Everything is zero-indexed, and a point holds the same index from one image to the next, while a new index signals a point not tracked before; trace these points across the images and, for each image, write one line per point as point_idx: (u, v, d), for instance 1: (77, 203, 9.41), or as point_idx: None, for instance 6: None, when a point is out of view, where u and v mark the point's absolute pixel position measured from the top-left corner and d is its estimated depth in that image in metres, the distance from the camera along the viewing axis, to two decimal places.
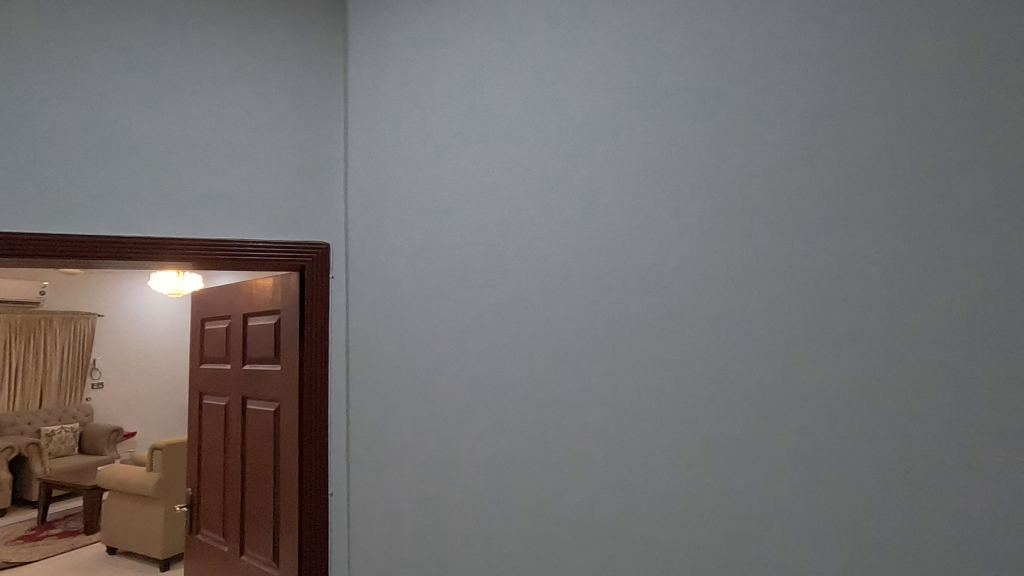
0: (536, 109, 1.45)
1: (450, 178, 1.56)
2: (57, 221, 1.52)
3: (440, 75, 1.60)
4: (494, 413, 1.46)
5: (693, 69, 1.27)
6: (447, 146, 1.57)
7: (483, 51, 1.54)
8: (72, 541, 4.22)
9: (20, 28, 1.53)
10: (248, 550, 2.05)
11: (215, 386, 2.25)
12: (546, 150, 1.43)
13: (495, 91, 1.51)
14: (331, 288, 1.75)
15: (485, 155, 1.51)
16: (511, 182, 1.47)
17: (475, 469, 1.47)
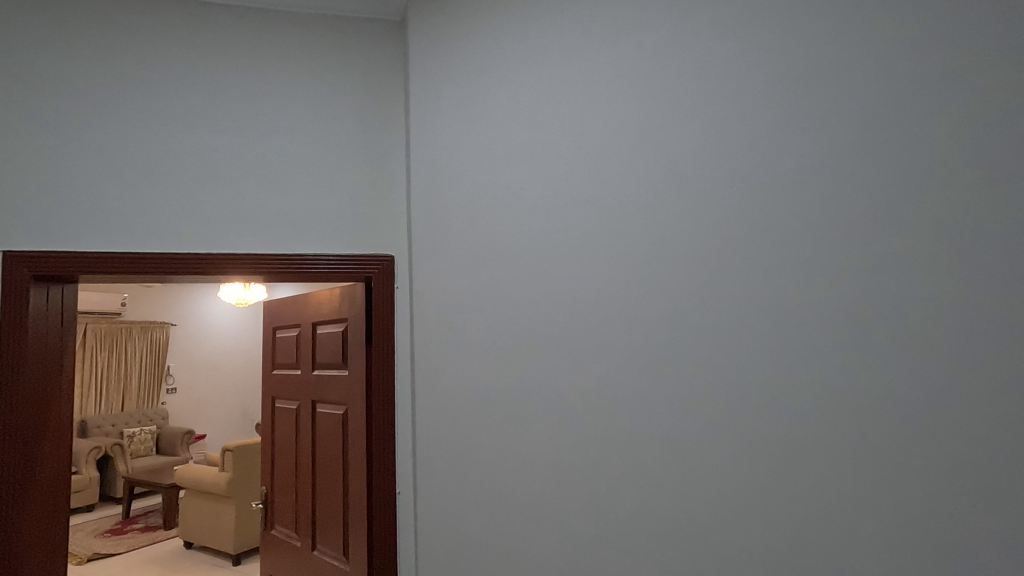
0: (587, 121, 1.50)
1: (506, 191, 1.63)
2: (150, 239, 1.69)
3: (496, 93, 1.68)
4: (551, 415, 1.50)
5: (730, 65, 1.25)
6: (503, 160, 1.64)
7: (535, 69, 1.61)
8: (153, 536, 4.53)
9: (118, 67, 1.71)
10: (320, 546, 2.17)
11: (287, 391, 2.39)
12: (596, 160, 1.48)
13: (548, 107, 1.58)
14: (393, 298, 1.85)
15: (539, 167, 1.58)
16: (564, 193, 1.53)
17: (534, 472, 1.52)
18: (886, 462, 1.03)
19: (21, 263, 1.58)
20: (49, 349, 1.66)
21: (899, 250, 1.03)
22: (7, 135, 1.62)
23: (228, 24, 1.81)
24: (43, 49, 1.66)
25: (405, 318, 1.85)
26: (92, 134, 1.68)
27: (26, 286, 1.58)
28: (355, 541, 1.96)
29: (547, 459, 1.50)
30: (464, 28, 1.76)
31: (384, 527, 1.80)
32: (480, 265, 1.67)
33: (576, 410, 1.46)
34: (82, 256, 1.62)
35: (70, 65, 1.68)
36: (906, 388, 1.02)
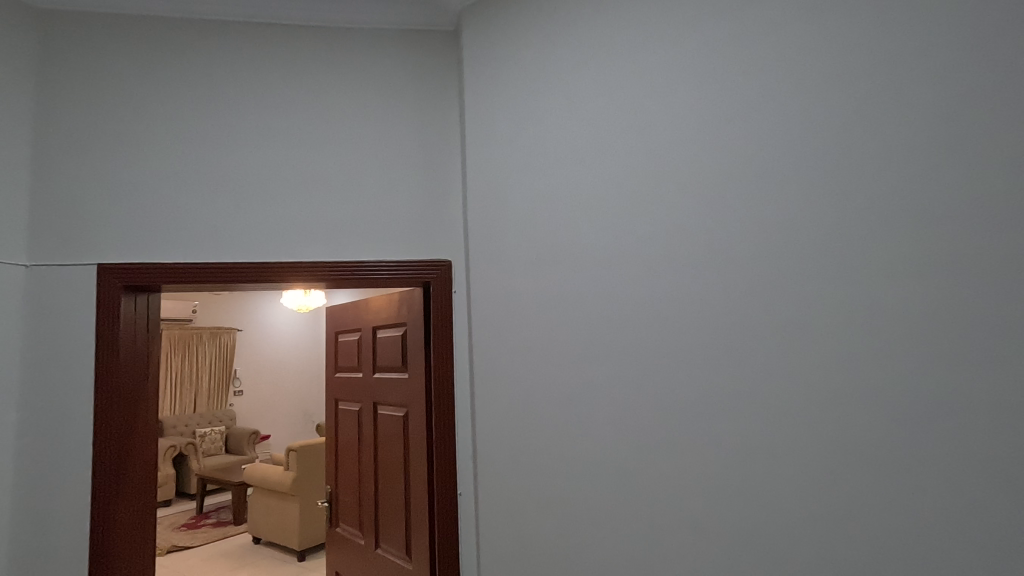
0: (643, 121, 1.49)
1: (564, 194, 1.63)
2: (224, 249, 1.78)
3: (551, 96, 1.68)
4: (614, 418, 1.49)
5: (796, 65, 1.25)
6: (559, 163, 1.65)
7: (591, 71, 1.60)
8: (224, 531, 4.77)
9: (195, 88, 1.82)
10: (383, 544, 2.23)
11: (349, 393, 2.48)
12: (653, 161, 1.46)
13: (603, 109, 1.57)
14: (452, 302, 1.88)
15: (595, 168, 1.57)
16: (622, 195, 1.51)
17: (595, 476, 1.51)
18: (972, 464, 1.01)
19: (112, 274, 1.71)
20: (137, 354, 1.78)
21: (981, 247, 1.02)
22: (101, 156, 1.75)
23: (294, 42, 1.89)
24: (129, 75, 1.79)
25: (464, 322, 1.88)
26: (173, 153, 1.79)
27: (116, 296, 1.71)
28: (417, 540, 2.00)
29: (610, 464, 1.49)
30: (519, 34, 1.77)
31: (447, 527, 1.83)
32: (537, 269, 1.68)
33: (639, 414, 1.44)
34: (165, 267, 1.73)
35: (152, 89, 1.80)
36: (989, 387, 1.00)
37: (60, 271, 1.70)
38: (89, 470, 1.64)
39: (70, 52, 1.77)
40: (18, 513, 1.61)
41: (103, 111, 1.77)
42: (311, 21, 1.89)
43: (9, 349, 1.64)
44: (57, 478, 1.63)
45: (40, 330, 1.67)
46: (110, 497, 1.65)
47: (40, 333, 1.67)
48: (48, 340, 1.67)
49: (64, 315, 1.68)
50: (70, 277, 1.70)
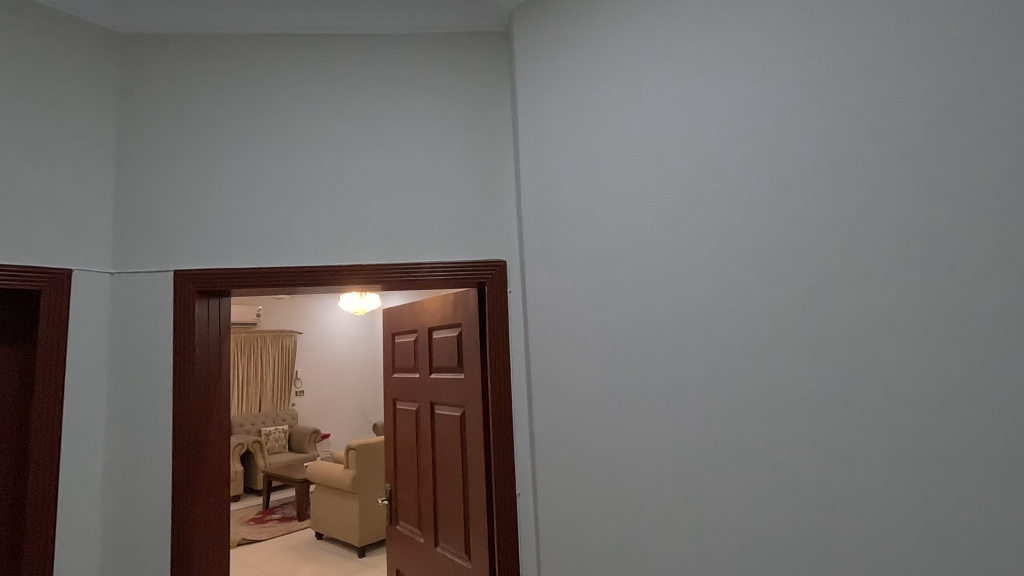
0: (704, 111, 1.44)
1: (622, 189, 1.59)
2: (289, 255, 1.84)
3: (606, 90, 1.65)
4: (679, 420, 1.44)
5: (875, 46, 1.18)
6: (616, 159, 1.61)
7: (647, 63, 1.56)
8: (289, 526, 4.97)
9: (260, 100, 1.90)
10: (442, 543, 2.25)
11: (407, 393, 2.52)
12: (718, 153, 1.41)
13: (661, 101, 1.53)
14: (508, 302, 1.88)
15: (654, 162, 1.53)
16: (684, 189, 1.47)
17: (660, 477, 1.47)
18: None
19: (189, 280, 1.80)
20: (210, 355, 1.87)
21: None
22: (176, 168, 1.85)
23: (351, 51, 1.94)
24: (198, 91, 1.89)
25: (520, 322, 1.87)
26: (241, 162, 1.87)
27: (191, 300, 1.80)
28: (477, 540, 2.01)
29: (676, 467, 1.44)
30: (572, 28, 1.75)
31: (506, 527, 1.82)
32: (594, 267, 1.65)
33: (707, 415, 1.39)
34: (234, 272, 1.81)
35: (221, 103, 1.89)
36: None
37: (143, 279, 1.80)
38: (169, 466, 1.74)
39: (147, 72, 1.88)
40: (108, 505, 1.72)
41: (177, 126, 1.87)
42: (367, 29, 1.94)
43: (98, 351, 1.76)
44: (142, 473, 1.73)
45: (125, 333, 1.78)
46: (188, 491, 1.74)
47: (124, 337, 1.78)
48: (131, 343, 1.78)
49: (145, 319, 1.79)
50: (150, 283, 1.80)
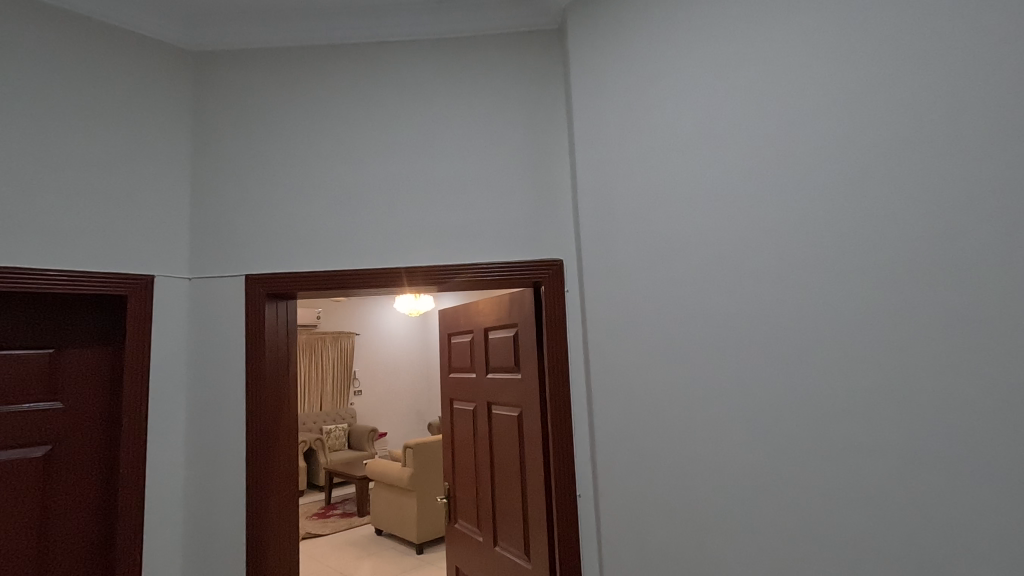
0: (766, 99, 1.38)
1: (684, 183, 1.54)
2: (349, 257, 1.90)
3: (661, 83, 1.61)
4: (745, 420, 1.39)
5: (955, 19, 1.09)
6: (673, 152, 1.57)
7: (704, 54, 1.52)
8: (350, 521, 5.13)
9: (321, 108, 1.96)
10: (501, 542, 2.26)
11: (464, 393, 2.54)
12: (780, 143, 1.34)
13: (720, 90, 1.47)
14: (565, 301, 1.86)
15: (714, 154, 1.48)
16: (747, 181, 1.41)
17: (727, 481, 1.41)
18: None
19: (257, 283, 1.88)
20: (280, 355, 1.95)
21: None
22: (245, 178, 1.94)
23: (407, 56, 1.98)
24: (263, 103, 1.97)
25: (576, 321, 1.85)
26: (304, 170, 1.94)
27: (261, 303, 1.88)
28: (537, 540, 2.00)
29: (744, 469, 1.38)
30: (627, 20, 1.71)
31: (566, 527, 1.80)
32: (654, 263, 1.61)
33: (774, 416, 1.33)
34: (300, 275, 1.88)
35: (283, 114, 1.96)
36: None
37: (215, 283, 1.90)
38: (244, 462, 1.82)
39: (218, 87, 1.98)
40: (189, 497, 1.82)
41: (245, 137, 1.96)
42: (421, 33, 1.96)
43: (178, 352, 1.86)
44: (219, 468, 1.83)
45: (201, 334, 1.88)
46: (261, 486, 1.82)
47: (200, 338, 1.88)
48: (207, 344, 1.88)
49: (219, 321, 1.88)
50: (223, 287, 1.90)
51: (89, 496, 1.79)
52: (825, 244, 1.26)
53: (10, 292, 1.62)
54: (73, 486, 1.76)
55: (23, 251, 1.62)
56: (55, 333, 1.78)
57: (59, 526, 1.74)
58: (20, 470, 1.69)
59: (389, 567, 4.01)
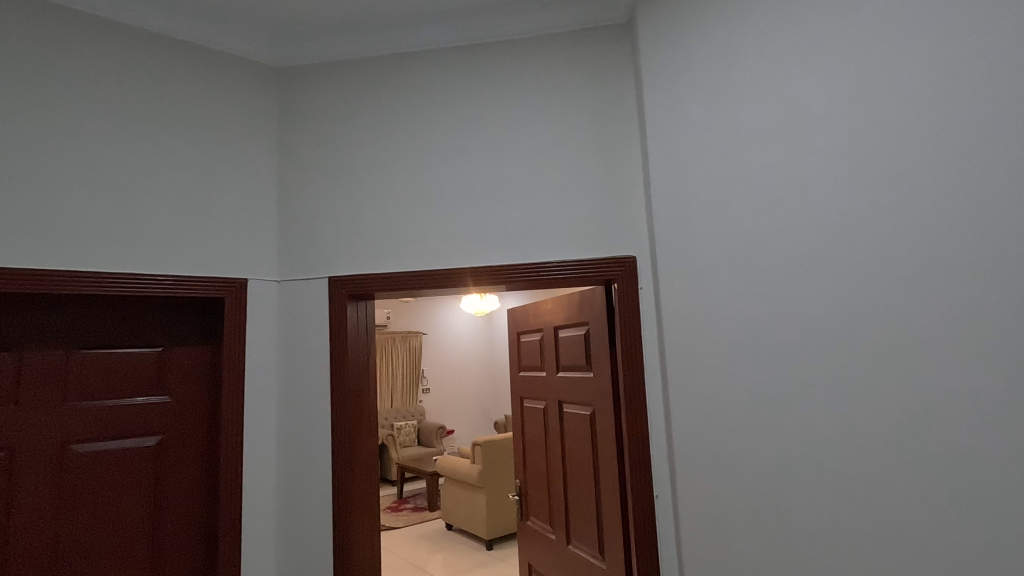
0: (865, 89, 1.33)
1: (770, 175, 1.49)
2: (425, 258, 1.95)
3: (745, 74, 1.56)
4: (846, 421, 1.34)
5: None
6: (759, 145, 1.52)
7: (792, 42, 1.47)
8: (421, 515, 5.28)
9: (397, 115, 2.04)
10: (575, 540, 2.25)
11: (535, 391, 2.56)
12: (882, 134, 1.30)
13: (812, 81, 1.42)
14: (639, 299, 1.83)
15: (806, 146, 1.43)
16: (843, 173, 1.36)
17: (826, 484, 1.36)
18: None
19: (340, 285, 1.98)
20: (361, 354, 2.04)
21: None
22: (327, 184, 2.05)
23: (477, 60, 2.01)
24: (344, 113, 2.07)
25: (651, 319, 1.81)
26: (382, 175, 2.02)
27: (343, 305, 1.97)
28: (612, 541, 1.98)
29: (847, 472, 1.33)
30: (702, 9, 1.67)
31: (644, 528, 1.76)
32: (735, 258, 1.57)
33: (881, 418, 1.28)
34: (379, 277, 1.96)
35: (362, 122, 2.05)
36: None
37: (302, 285, 2.01)
38: (330, 455, 1.92)
39: (300, 99, 2.10)
40: (280, 488, 1.94)
41: (327, 147, 2.06)
42: (492, 36, 2.00)
43: (269, 350, 1.99)
44: (307, 460, 1.93)
45: (289, 334, 2.00)
46: (347, 477, 1.91)
47: (290, 338, 2.00)
48: (295, 343, 1.99)
49: (306, 321, 1.99)
50: (309, 289, 2.01)
51: (194, 483, 1.93)
52: (938, 240, 1.21)
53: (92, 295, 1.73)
54: (181, 474, 1.92)
55: (136, 259, 1.79)
56: (163, 333, 1.95)
57: (170, 511, 1.90)
58: (136, 458, 1.86)
59: (461, 561, 4.10)
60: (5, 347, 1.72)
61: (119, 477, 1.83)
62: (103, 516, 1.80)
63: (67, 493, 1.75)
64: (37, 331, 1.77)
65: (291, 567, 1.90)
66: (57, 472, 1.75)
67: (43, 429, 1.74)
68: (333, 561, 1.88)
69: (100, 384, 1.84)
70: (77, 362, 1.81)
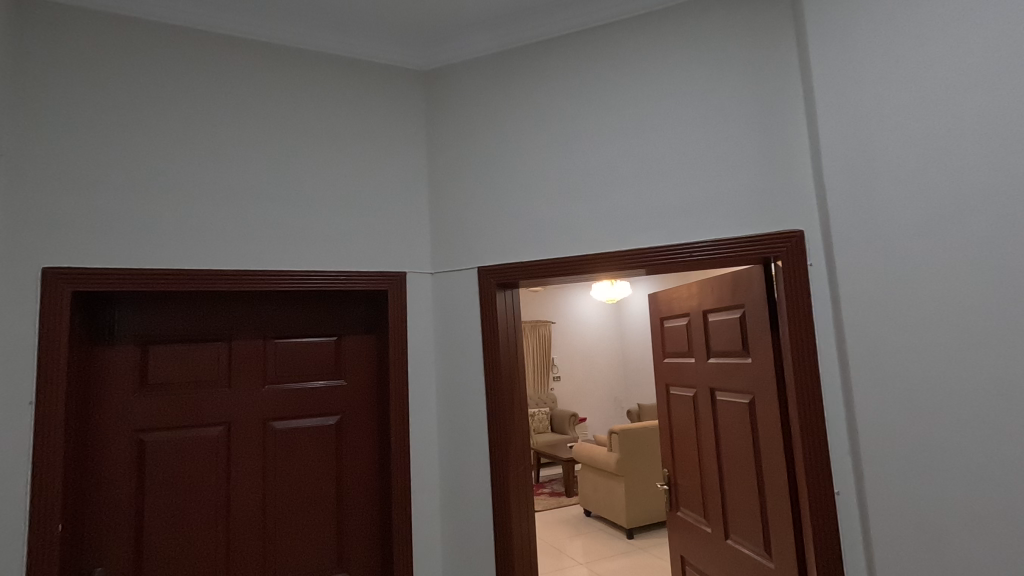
0: None
1: (983, 140, 1.41)
2: (572, 244, 1.96)
3: (945, 31, 1.47)
4: None
5: None
6: (970, 107, 1.42)
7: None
8: (559, 500, 5.38)
9: (540, 105, 2.06)
10: (736, 534, 2.12)
11: (683, 378, 2.46)
12: None
13: None
14: (809, 276, 1.66)
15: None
16: None
17: None
18: None
19: (491, 275, 2.05)
20: (512, 340, 2.10)
21: None
22: (474, 179, 2.13)
23: (619, 39, 1.97)
24: (488, 107, 2.14)
25: (826, 299, 1.64)
26: (527, 165, 2.06)
27: (493, 293, 2.05)
28: (780, 539, 1.84)
29: None
30: None
31: (823, 527, 1.59)
32: None
33: None
34: (527, 264, 2.00)
35: (506, 115, 2.11)
36: None
37: (456, 276, 2.12)
38: (487, 436, 2.01)
39: (446, 98, 2.20)
40: (442, 466, 2.07)
41: (472, 141, 2.15)
42: (634, 12, 1.94)
43: (427, 338, 2.12)
44: (466, 441, 2.04)
45: (445, 322, 2.12)
46: (503, 458, 1.98)
47: (446, 326, 2.11)
48: (451, 330, 2.10)
49: (459, 309, 2.10)
50: (462, 279, 2.11)
51: (369, 457, 2.14)
52: None
53: (279, 290, 1.96)
54: (357, 449, 2.13)
55: (314, 257, 1.99)
56: (337, 325, 2.17)
57: (350, 482, 2.11)
58: (321, 433, 2.09)
59: (602, 547, 4.09)
60: (219, 336, 2.02)
61: (308, 450, 2.07)
62: (298, 483, 2.05)
63: (270, 462, 2.02)
64: (241, 323, 2.05)
65: (456, 540, 2.02)
66: (262, 442, 2.02)
67: (250, 406, 2.02)
68: (494, 538, 1.96)
69: (288, 369, 2.09)
70: (272, 349, 2.08)
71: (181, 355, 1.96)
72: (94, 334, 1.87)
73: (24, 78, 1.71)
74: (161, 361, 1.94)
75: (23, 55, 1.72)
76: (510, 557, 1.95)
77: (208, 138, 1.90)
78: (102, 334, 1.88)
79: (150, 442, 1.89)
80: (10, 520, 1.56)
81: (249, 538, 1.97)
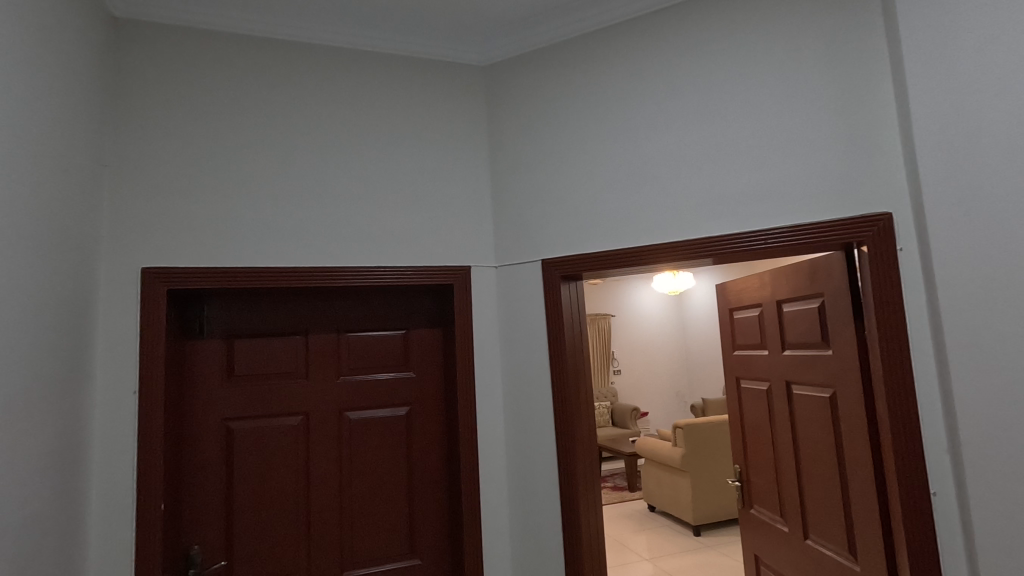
0: None
1: None
2: (638, 234, 1.92)
3: None
4: None
5: None
6: None
7: None
8: (621, 495, 5.33)
9: (602, 94, 2.03)
10: (817, 534, 2.02)
11: (755, 371, 2.37)
12: None
13: None
14: (899, 263, 1.55)
15: None
16: None
17: None
18: None
19: (555, 267, 2.04)
20: (576, 332, 2.09)
21: None
22: (536, 171, 2.13)
23: (685, 21, 1.91)
24: (550, 99, 2.12)
25: (918, 285, 1.53)
26: (590, 156, 2.03)
27: (557, 285, 2.04)
28: (868, 539, 1.74)
29: None
30: None
31: (918, 528, 1.48)
32: None
33: None
34: (591, 255, 1.98)
35: (567, 105, 2.09)
36: None
37: (520, 269, 2.13)
38: (553, 428, 2.01)
39: (506, 91, 2.20)
40: (510, 457, 2.08)
41: (534, 133, 2.14)
42: None
43: (493, 331, 2.14)
44: (533, 432, 2.05)
45: (509, 314, 2.13)
46: (569, 450, 1.98)
47: (511, 319, 2.13)
48: (515, 323, 2.12)
49: (524, 302, 2.11)
50: (526, 272, 2.11)
51: (437, 447, 2.20)
52: None
53: (350, 286, 2.03)
54: (426, 439, 2.19)
55: (383, 253, 2.05)
56: (405, 319, 2.23)
57: (421, 469, 2.17)
58: (391, 422, 2.16)
59: (668, 544, 4.01)
60: (296, 330, 2.12)
61: (380, 438, 2.14)
62: (372, 470, 2.13)
63: (345, 449, 2.11)
64: (316, 318, 2.15)
65: (524, 529, 2.03)
66: (338, 430, 2.11)
67: (325, 397, 2.11)
68: (561, 529, 1.96)
69: (360, 361, 2.17)
70: (345, 343, 2.16)
71: (262, 348, 2.07)
72: (185, 329, 2.00)
73: (121, 93, 1.85)
74: (245, 354, 2.05)
75: (120, 72, 1.86)
76: (578, 549, 1.94)
77: (283, 141, 1.99)
78: (193, 329, 2.02)
79: (237, 429, 2.02)
80: (119, 499, 1.70)
81: (328, 520, 2.06)
